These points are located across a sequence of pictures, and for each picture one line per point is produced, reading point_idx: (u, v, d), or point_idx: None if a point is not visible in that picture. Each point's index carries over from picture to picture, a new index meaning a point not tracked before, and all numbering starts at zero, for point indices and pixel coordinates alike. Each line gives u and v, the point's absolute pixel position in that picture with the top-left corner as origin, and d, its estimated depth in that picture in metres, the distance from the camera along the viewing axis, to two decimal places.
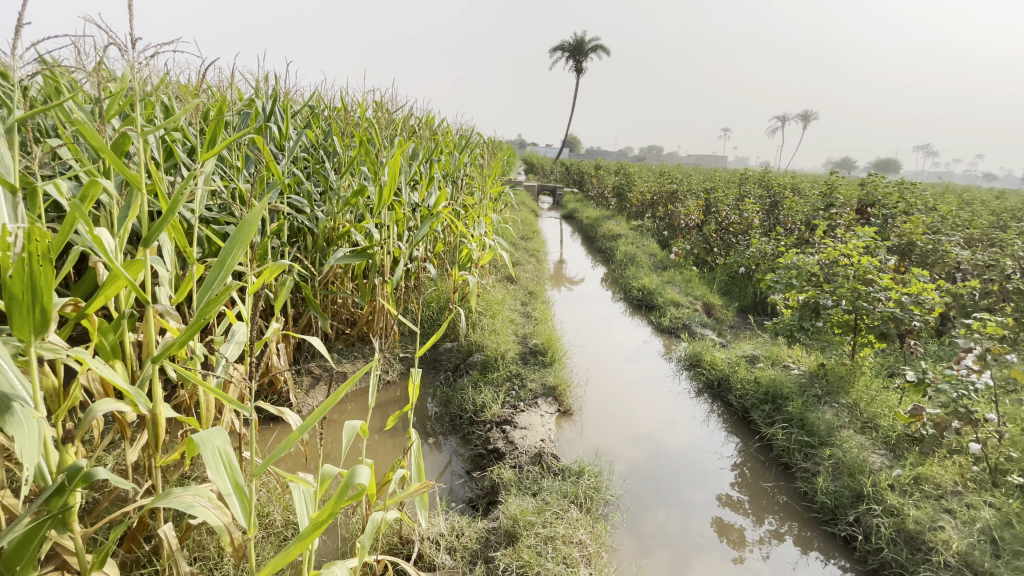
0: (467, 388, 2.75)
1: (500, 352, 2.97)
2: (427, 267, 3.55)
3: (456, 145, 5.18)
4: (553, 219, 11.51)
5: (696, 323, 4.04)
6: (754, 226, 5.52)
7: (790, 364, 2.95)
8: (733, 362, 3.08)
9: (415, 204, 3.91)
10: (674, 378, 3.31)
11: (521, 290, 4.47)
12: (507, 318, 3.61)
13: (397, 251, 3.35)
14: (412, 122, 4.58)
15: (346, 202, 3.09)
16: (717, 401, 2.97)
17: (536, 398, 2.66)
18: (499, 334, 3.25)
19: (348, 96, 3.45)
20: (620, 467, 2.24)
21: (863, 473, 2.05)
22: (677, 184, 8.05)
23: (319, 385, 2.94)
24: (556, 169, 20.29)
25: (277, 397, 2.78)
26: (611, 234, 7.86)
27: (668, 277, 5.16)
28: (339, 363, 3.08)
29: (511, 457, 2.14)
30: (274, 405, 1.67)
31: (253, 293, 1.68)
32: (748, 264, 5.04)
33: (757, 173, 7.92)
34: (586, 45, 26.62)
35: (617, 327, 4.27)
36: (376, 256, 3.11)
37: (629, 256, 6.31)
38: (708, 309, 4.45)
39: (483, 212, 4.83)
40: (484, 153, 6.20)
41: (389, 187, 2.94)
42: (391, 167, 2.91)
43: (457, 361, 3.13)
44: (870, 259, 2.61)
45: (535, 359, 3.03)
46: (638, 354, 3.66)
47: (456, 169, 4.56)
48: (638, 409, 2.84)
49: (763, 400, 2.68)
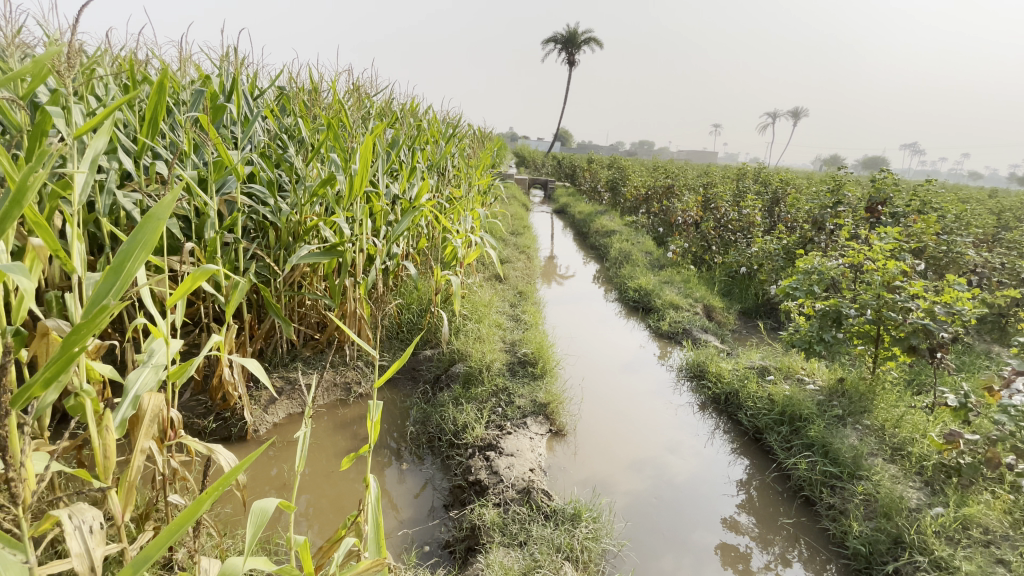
0: (448, 405, 2.45)
1: (486, 363, 2.66)
2: (406, 266, 3.24)
3: (442, 134, 4.85)
4: (545, 213, 11.20)
5: (697, 328, 3.76)
6: (754, 223, 5.26)
7: (805, 378, 2.69)
8: (742, 374, 2.80)
9: (394, 197, 3.60)
10: (675, 389, 3.03)
11: (510, 290, 4.17)
12: (494, 322, 3.31)
13: (371, 249, 3.02)
14: (394, 108, 4.25)
15: (314, 194, 2.75)
16: (725, 418, 2.69)
17: (524, 417, 2.36)
18: (486, 341, 2.95)
19: (320, 76, 3.11)
20: (621, 503, 1.96)
21: (901, 513, 1.78)
22: (672, 179, 7.77)
23: (281, 401, 2.62)
24: (547, 162, 19.98)
25: (229, 415, 2.45)
26: (604, 230, 7.58)
27: (666, 277, 4.88)
28: (304, 376, 2.75)
29: (494, 493, 1.85)
30: (203, 444, 1.45)
31: (173, 306, 1.36)
32: (749, 264, 4.78)
33: (755, 167, 7.67)
34: (579, 37, 26.23)
35: (612, 330, 4.00)
36: (347, 254, 2.78)
37: (624, 253, 6.03)
38: (708, 312, 4.18)
39: (470, 206, 4.52)
40: (472, 143, 5.86)
41: (360, 177, 2.59)
42: (362, 153, 2.57)
43: (437, 373, 2.83)
44: (898, 265, 2.34)
45: (525, 371, 2.72)
46: (636, 360, 3.39)
47: (441, 159, 4.24)
48: (638, 427, 2.55)
49: (779, 420, 2.39)
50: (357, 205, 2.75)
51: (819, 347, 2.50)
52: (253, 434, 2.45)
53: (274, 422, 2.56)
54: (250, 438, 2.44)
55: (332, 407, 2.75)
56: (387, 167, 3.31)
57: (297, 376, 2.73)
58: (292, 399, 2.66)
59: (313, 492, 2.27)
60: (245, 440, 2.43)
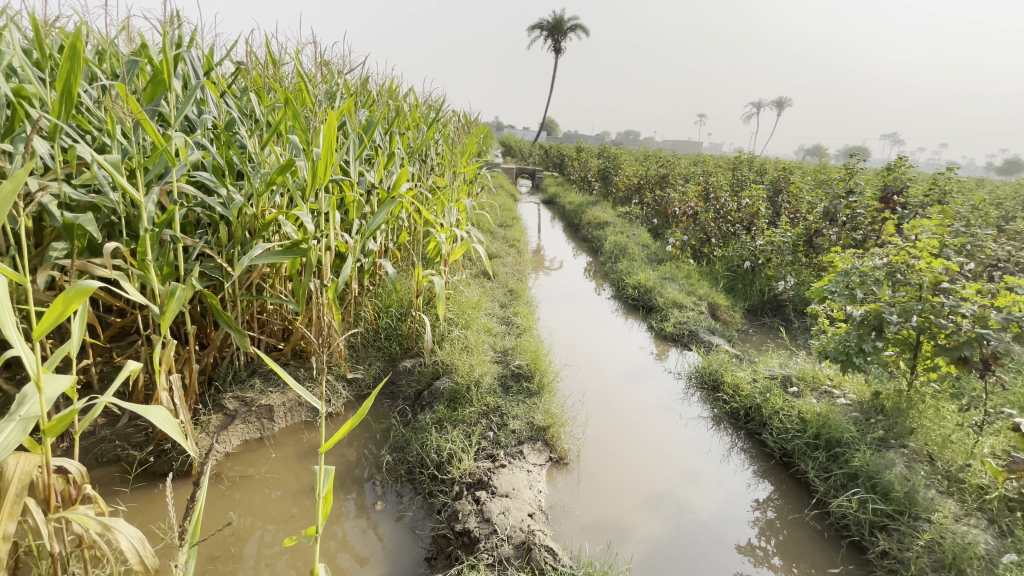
0: (430, 430, 2.10)
1: (474, 379, 2.31)
2: (382, 264, 2.88)
3: (424, 118, 4.45)
4: (533, 204, 10.82)
5: (704, 329, 3.45)
6: (757, 215, 4.95)
7: (833, 390, 2.40)
8: (763, 386, 2.49)
9: (369, 186, 3.22)
10: (685, 401, 2.72)
11: (500, 289, 3.84)
12: (482, 326, 2.95)
13: (341, 246, 2.65)
14: (370, 87, 3.85)
15: (271, 183, 2.36)
16: (744, 436, 2.39)
17: (520, 445, 2.02)
18: (473, 351, 2.60)
19: (279, 47, 2.69)
20: (637, 553, 1.65)
21: (975, 567, 1.48)
22: (666, 167, 7.44)
23: (234, 425, 2.23)
24: (535, 152, 19.61)
25: (170, 447, 2.07)
26: (596, 221, 7.24)
27: (665, 271, 4.57)
28: (263, 395, 2.35)
29: (487, 550, 1.52)
30: (96, 519, 1.10)
31: (40, 337, 1.02)
32: (754, 258, 4.49)
33: (751, 155, 7.38)
34: (566, 23, 25.65)
35: (611, 330, 3.68)
36: (312, 253, 2.39)
37: (619, 246, 5.71)
38: (712, 310, 3.88)
39: (454, 196, 4.15)
40: (458, 130, 5.47)
41: (324, 162, 2.20)
42: (325, 134, 2.17)
43: (418, 389, 2.48)
44: (949, 265, 2.03)
45: (519, 387, 2.37)
46: (641, 366, 3.07)
47: (423, 145, 3.85)
48: (650, 450, 2.23)
49: (814, 445, 2.08)
50: (322, 195, 2.37)
51: (857, 359, 2.15)
52: (200, 468, 2.08)
53: (226, 452, 2.18)
54: (196, 474, 2.06)
55: (295, 430, 2.39)
56: (360, 152, 2.92)
57: (253, 396, 2.33)
58: (248, 423, 2.27)
59: (275, 537, 1.91)
60: (191, 476, 2.05)
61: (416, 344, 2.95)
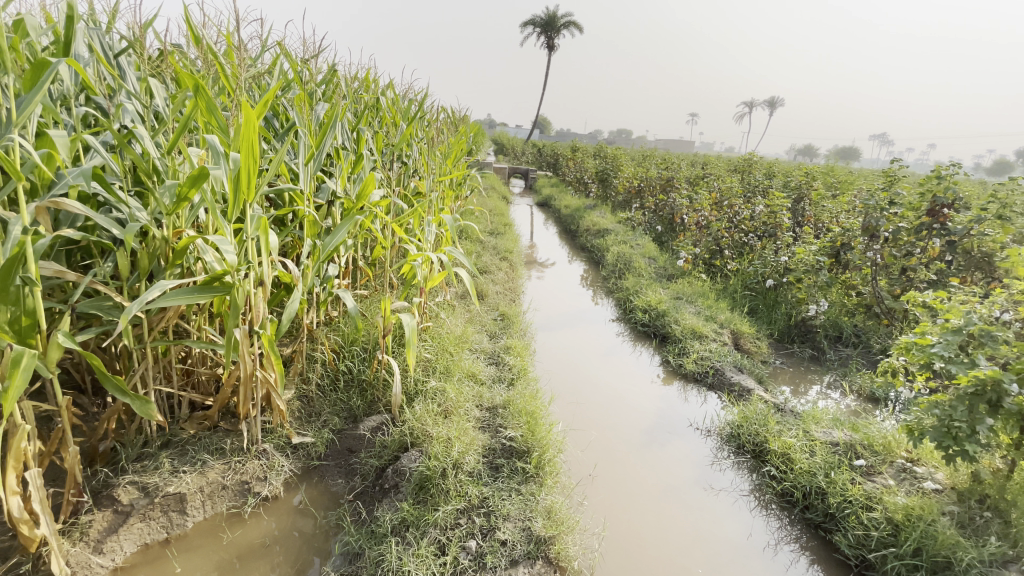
0: (391, 539, 1.52)
1: (453, 460, 1.75)
2: (343, 296, 2.34)
3: (402, 114, 3.85)
4: (526, 206, 10.25)
5: (730, 367, 2.90)
6: (780, 226, 4.41)
7: (915, 469, 1.88)
8: (824, 461, 1.96)
9: (328, 196, 2.66)
10: (718, 467, 2.18)
11: (489, 314, 3.29)
12: (465, 372, 2.38)
13: (284, 276, 2.08)
14: (335, 76, 3.24)
15: (185, 198, 1.78)
16: (801, 527, 1.87)
17: (513, 568, 1.47)
18: (453, 413, 2.04)
19: (203, 18, 2.09)
20: None
21: None
22: (670, 170, 6.88)
23: (129, 526, 1.69)
24: (528, 151, 19.08)
25: (26, 569, 1.49)
26: (595, 228, 6.70)
27: (677, 290, 4.04)
28: (172, 480, 1.80)
29: None
30: None
31: None
32: (777, 275, 3.95)
33: (760, 157, 6.84)
34: (559, 20, 25.03)
35: (620, 364, 3.13)
36: (237, 291, 1.81)
37: (624, 258, 5.14)
38: (735, 339, 3.36)
39: (436, 206, 3.58)
40: (444, 128, 4.89)
41: (245, 172, 1.62)
42: (247, 136, 1.59)
43: (380, 466, 1.93)
44: None
45: (511, 467, 1.81)
46: (660, 416, 2.51)
47: (398, 145, 3.27)
48: (685, 555, 1.68)
49: (913, 564, 1.55)
50: (251, 214, 1.78)
51: (969, 446, 1.52)
52: None
53: (113, 567, 1.61)
54: None
55: (213, 527, 1.82)
56: (312, 155, 2.34)
57: (158, 482, 1.77)
58: (149, 522, 1.73)
59: None
60: None
61: (384, 394, 2.39)
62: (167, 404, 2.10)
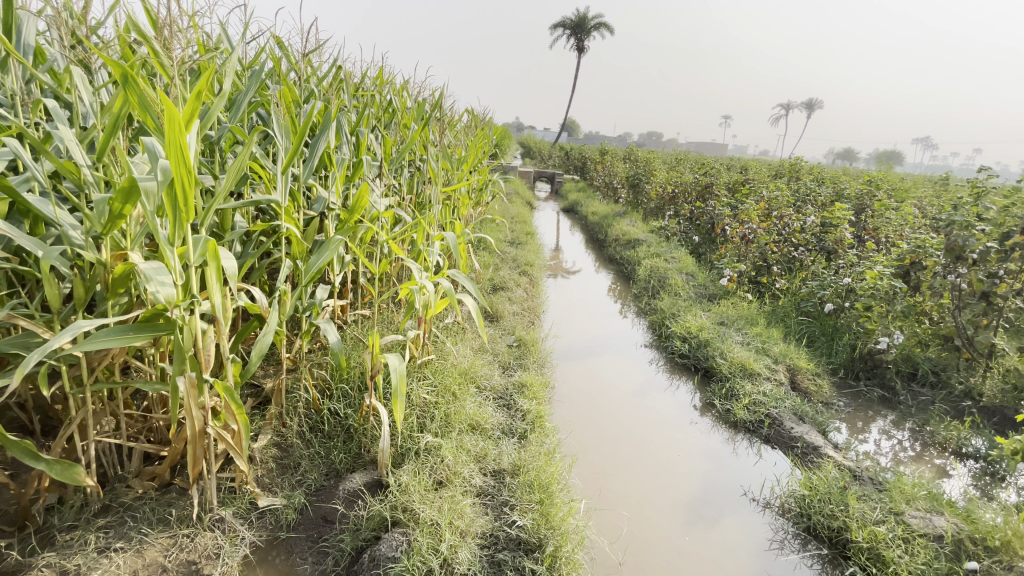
0: None
1: (441, 559, 1.36)
2: (328, 329, 1.98)
3: (413, 115, 3.50)
4: (552, 212, 9.82)
5: (789, 416, 2.42)
6: (839, 241, 3.87)
7: None
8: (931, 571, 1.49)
9: (321, 210, 2.32)
10: (781, 553, 1.73)
11: (504, 341, 2.89)
12: (469, 422, 1.99)
13: (251, 306, 1.72)
14: (337, 73, 2.92)
15: (121, 216, 1.45)
16: None
17: None
18: (450, 483, 1.65)
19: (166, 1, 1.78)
20: None
21: None
22: (708, 175, 6.34)
23: None
24: (556, 154, 18.67)
25: None
26: (625, 237, 6.23)
27: (720, 313, 3.56)
28: (99, 563, 1.46)
29: None
30: None
31: None
32: (838, 300, 3.44)
33: (808, 161, 6.24)
34: (589, 21, 24.53)
35: (653, 402, 2.70)
36: (182, 331, 1.47)
37: (657, 274, 4.67)
38: (791, 377, 2.88)
39: (448, 217, 3.22)
40: (463, 130, 4.54)
41: (182, 184, 1.29)
42: (177, 139, 1.25)
43: (355, 549, 1.49)
44: None
45: (519, 567, 1.41)
46: (703, 477, 2.07)
47: (406, 149, 2.92)
48: None
49: None
50: (196, 236, 1.44)
51: None
52: None
53: None
54: None
55: None
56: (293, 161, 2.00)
57: (81, 567, 1.44)
58: None
59: None
60: None
61: (373, 445, 2.02)
62: (115, 455, 1.79)
